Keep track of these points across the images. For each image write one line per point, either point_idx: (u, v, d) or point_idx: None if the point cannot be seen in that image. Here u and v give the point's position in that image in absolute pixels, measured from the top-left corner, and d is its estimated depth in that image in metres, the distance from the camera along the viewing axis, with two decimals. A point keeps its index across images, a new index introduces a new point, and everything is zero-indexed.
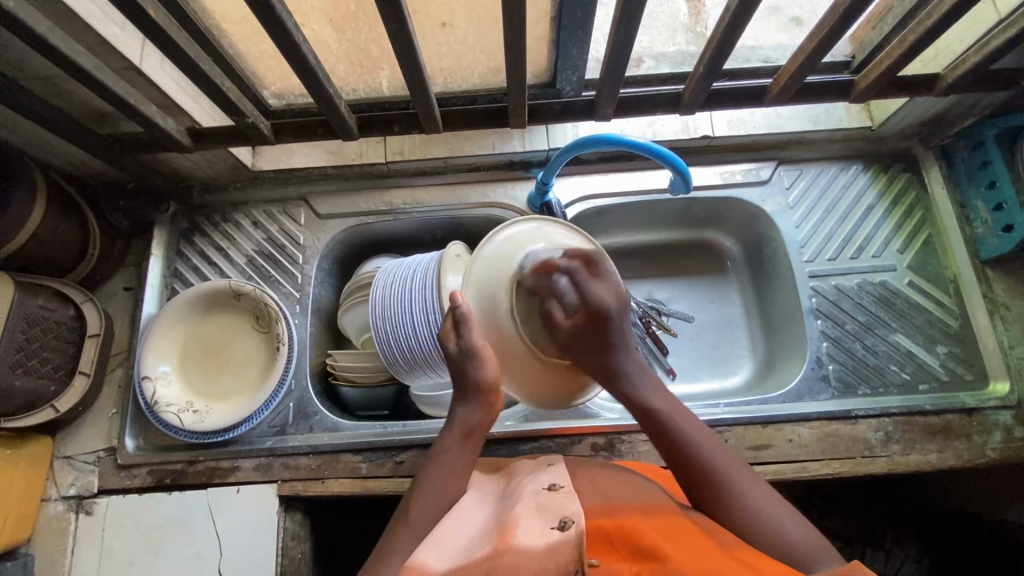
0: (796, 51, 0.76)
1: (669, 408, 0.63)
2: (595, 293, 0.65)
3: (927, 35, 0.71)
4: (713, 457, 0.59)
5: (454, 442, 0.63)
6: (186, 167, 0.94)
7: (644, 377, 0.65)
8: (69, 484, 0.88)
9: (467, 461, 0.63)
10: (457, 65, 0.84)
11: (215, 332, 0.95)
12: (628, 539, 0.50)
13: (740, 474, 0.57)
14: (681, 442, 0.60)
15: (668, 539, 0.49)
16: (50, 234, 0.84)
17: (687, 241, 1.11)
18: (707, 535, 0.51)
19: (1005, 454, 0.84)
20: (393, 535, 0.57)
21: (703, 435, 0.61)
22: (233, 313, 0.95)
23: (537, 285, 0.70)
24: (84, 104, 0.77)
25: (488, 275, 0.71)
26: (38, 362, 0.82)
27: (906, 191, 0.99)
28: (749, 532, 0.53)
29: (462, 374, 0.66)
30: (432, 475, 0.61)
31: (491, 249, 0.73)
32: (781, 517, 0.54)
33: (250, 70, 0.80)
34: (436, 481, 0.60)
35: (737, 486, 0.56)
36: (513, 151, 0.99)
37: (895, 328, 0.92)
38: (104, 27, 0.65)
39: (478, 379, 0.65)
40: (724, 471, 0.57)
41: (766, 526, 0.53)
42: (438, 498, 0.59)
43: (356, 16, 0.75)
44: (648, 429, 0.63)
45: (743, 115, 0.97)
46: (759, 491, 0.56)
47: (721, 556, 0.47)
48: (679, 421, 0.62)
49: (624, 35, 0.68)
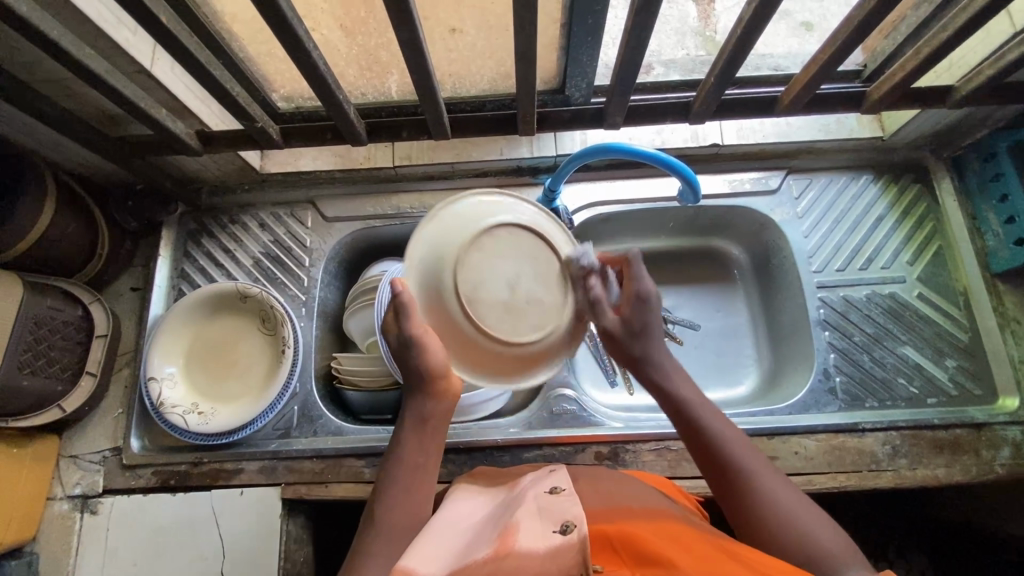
0: (808, 62, 0.75)
1: (700, 401, 0.63)
2: (641, 286, 0.66)
3: (942, 48, 0.70)
4: (745, 459, 0.58)
5: (408, 436, 0.62)
6: (194, 168, 0.95)
7: (677, 373, 0.65)
8: (74, 483, 0.89)
9: (429, 457, 0.62)
10: (467, 70, 0.84)
11: (212, 331, 0.94)
12: (628, 542, 0.49)
13: (775, 482, 0.56)
14: (711, 438, 0.60)
15: (669, 543, 0.49)
16: (59, 234, 0.84)
17: (693, 248, 1.11)
18: (708, 538, 0.50)
19: (1013, 470, 0.83)
20: (365, 536, 0.57)
21: (734, 438, 0.60)
22: (230, 313, 0.95)
23: (494, 261, 0.60)
24: (94, 106, 0.78)
25: (438, 240, 0.61)
26: (46, 362, 0.82)
27: (917, 202, 0.98)
28: (777, 531, 0.53)
29: (405, 361, 0.62)
30: (399, 478, 0.60)
31: (449, 212, 0.63)
32: (804, 516, 0.53)
33: (260, 74, 0.80)
34: (403, 485, 0.60)
35: (768, 493, 0.55)
36: (520, 157, 0.99)
37: (904, 341, 0.92)
38: (115, 32, 0.66)
39: (421, 364, 0.61)
40: (756, 474, 0.57)
41: (802, 533, 0.52)
42: (405, 496, 0.59)
43: (366, 21, 0.75)
44: (677, 424, 0.63)
45: (753, 124, 0.96)
46: (792, 497, 0.55)
47: (721, 559, 0.46)
48: (708, 416, 0.62)
49: (635, 45, 0.67)
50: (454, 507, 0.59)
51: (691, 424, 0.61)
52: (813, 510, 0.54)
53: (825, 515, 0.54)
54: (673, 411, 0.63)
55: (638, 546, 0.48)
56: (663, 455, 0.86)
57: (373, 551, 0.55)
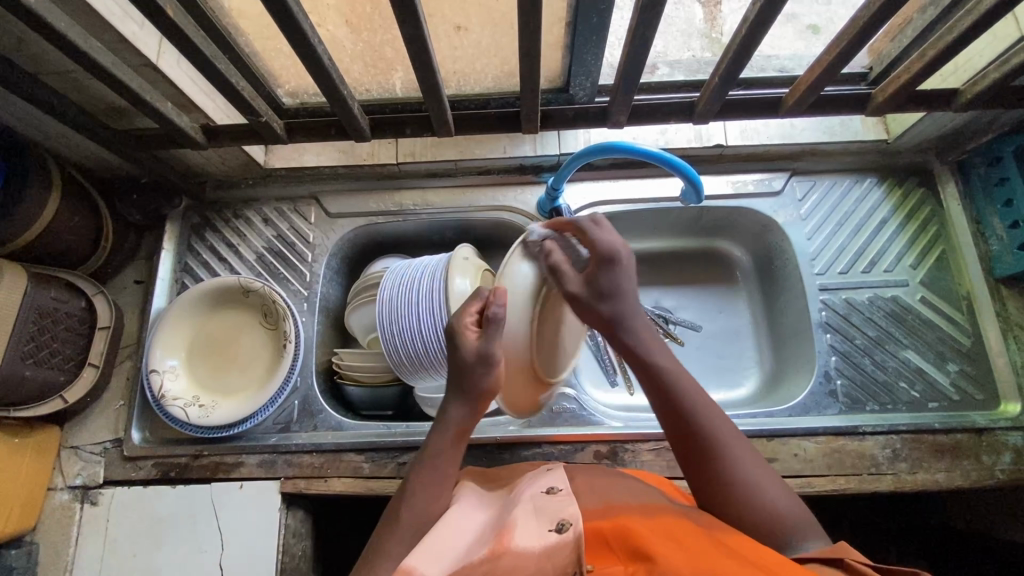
0: (813, 63, 0.75)
1: (678, 374, 0.62)
2: (602, 241, 0.64)
3: (948, 51, 0.69)
4: (716, 424, 0.59)
5: (446, 444, 0.63)
6: (199, 162, 0.95)
7: (652, 342, 0.64)
8: (75, 473, 0.89)
9: (456, 464, 0.64)
10: (471, 68, 0.84)
11: (219, 325, 0.95)
12: (624, 538, 0.49)
13: (740, 451, 0.58)
14: (687, 408, 0.60)
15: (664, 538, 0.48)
16: (64, 226, 0.85)
17: (695, 249, 1.10)
18: (704, 532, 0.50)
19: (1014, 476, 0.82)
20: (380, 539, 0.57)
21: (706, 408, 0.60)
22: (239, 307, 0.96)
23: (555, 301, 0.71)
24: (100, 99, 0.78)
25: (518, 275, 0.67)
26: (48, 353, 0.83)
27: (921, 206, 0.98)
28: (745, 507, 0.55)
29: (468, 377, 0.64)
30: (425, 480, 0.61)
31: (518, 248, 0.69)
32: (773, 494, 0.55)
33: (266, 69, 0.81)
34: (429, 486, 0.61)
35: (734, 462, 0.57)
36: (523, 156, 1.00)
37: (906, 344, 0.91)
38: (122, 25, 0.66)
39: (483, 382, 0.64)
40: (724, 442, 0.58)
41: (763, 499, 0.55)
42: (428, 497, 0.60)
43: (371, 17, 0.75)
44: (653, 394, 0.62)
45: (756, 126, 0.96)
46: (754, 464, 0.57)
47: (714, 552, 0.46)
48: (687, 388, 0.61)
49: (639, 44, 0.67)
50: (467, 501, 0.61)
51: (670, 394, 0.61)
52: (781, 488, 0.56)
53: (791, 492, 0.57)
54: (650, 381, 0.62)
55: (633, 541, 0.48)
56: (663, 456, 0.86)
57: (385, 554, 0.55)
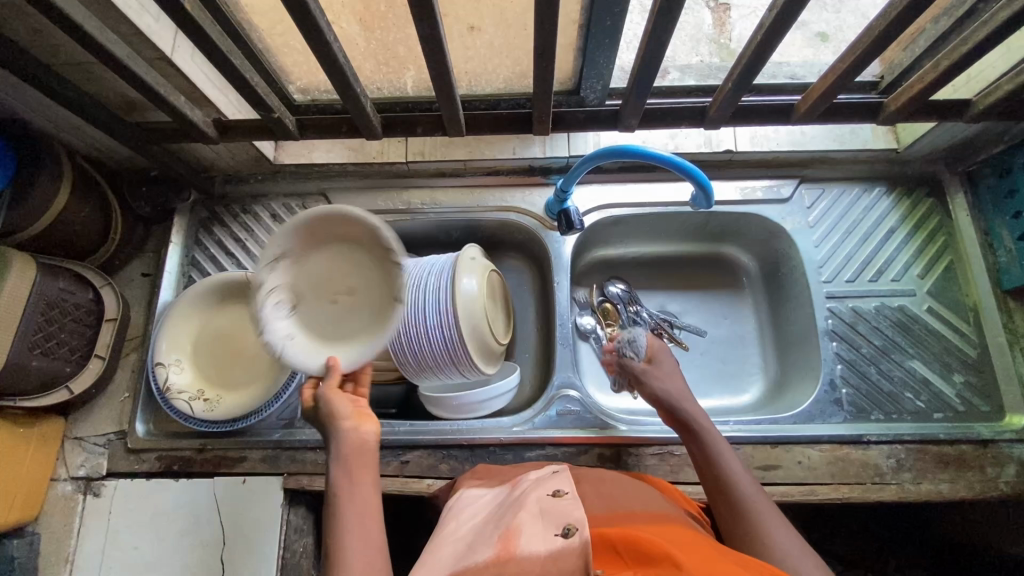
0: (827, 71, 0.75)
1: (728, 458, 0.66)
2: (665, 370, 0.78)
3: (962, 61, 0.69)
4: (752, 497, 0.61)
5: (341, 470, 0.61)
6: (209, 156, 0.96)
7: (717, 440, 0.69)
8: (77, 465, 0.90)
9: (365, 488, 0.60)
10: (482, 68, 0.85)
11: (223, 321, 0.94)
12: (628, 541, 0.48)
13: (773, 514, 0.59)
14: (725, 483, 0.63)
15: (667, 543, 0.48)
16: (73, 218, 0.85)
17: (702, 255, 1.11)
18: (708, 542, 0.50)
19: (1019, 488, 0.82)
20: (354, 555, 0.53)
21: (743, 472, 0.64)
22: (245, 303, 0.95)
23: None
24: (114, 92, 0.78)
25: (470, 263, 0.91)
26: (56, 344, 0.83)
27: (929, 216, 0.97)
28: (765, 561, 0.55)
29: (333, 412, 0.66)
30: (346, 496, 0.58)
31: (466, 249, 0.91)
32: (793, 554, 0.54)
33: (278, 65, 0.81)
34: (363, 503, 0.58)
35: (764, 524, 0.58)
36: (532, 157, 1.00)
37: (911, 354, 0.91)
38: (139, 18, 0.66)
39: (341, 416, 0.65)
40: (758, 506, 0.60)
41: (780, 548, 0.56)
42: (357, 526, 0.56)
43: (385, 16, 0.75)
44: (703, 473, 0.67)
45: (766, 132, 0.96)
46: (784, 527, 0.58)
47: (720, 560, 0.45)
48: (732, 468, 0.65)
49: (654, 47, 0.67)
50: (452, 517, 0.62)
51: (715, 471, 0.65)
52: (805, 551, 0.55)
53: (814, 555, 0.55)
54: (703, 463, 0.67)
55: (638, 545, 0.47)
56: (666, 460, 0.86)
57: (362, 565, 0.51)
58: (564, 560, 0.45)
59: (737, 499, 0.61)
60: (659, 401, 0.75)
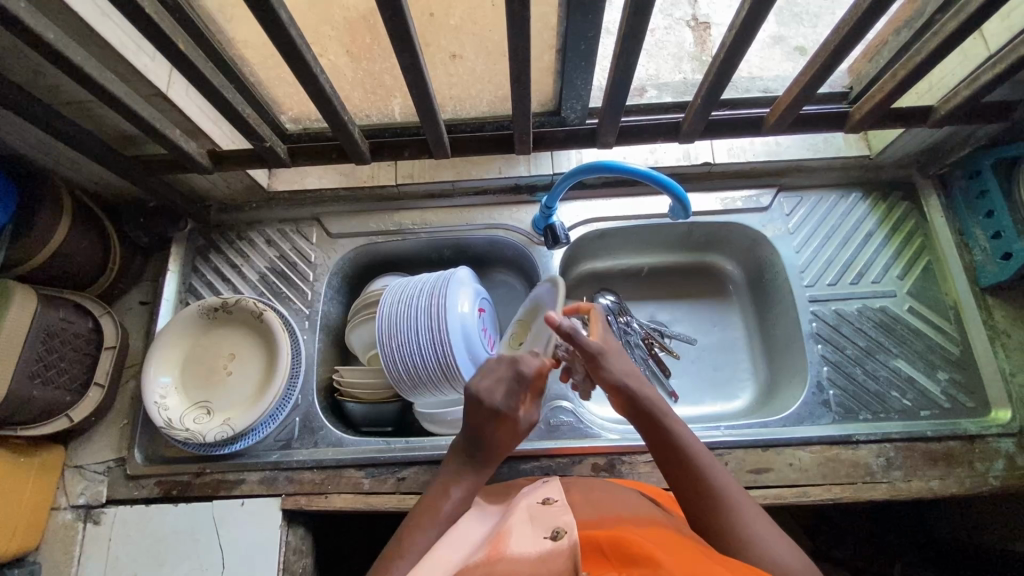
0: (792, 83, 0.78)
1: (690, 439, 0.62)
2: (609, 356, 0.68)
3: (917, 71, 0.73)
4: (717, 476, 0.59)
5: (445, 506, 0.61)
6: (205, 186, 0.99)
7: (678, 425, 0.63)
8: (78, 493, 0.90)
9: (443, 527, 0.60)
10: (467, 94, 0.88)
11: (194, 361, 0.94)
12: (617, 543, 0.49)
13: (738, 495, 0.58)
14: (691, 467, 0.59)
15: (654, 545, 0.49)
16: (72, 249, 0.88)
17: (689, 265, 1.13)
18: (695, 544, 0.51)
19: (1008, 482, 0.83)
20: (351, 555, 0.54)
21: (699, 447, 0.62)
22: (209, 339, 0.96)
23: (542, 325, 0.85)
24: (111, 127, 0.82)
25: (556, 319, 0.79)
26: (56, 372, 0.85)
27: (905, 218, 1.00)
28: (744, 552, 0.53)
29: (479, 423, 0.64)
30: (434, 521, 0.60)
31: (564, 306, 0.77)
32: (765, 535, 0.54)
33: (270, 97, 0.85)
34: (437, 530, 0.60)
35: (738, 508, 0.56)
36: (518, 176, 1.03)
37: (895, 353, 0.93)
38: (135, 58, 0.70)
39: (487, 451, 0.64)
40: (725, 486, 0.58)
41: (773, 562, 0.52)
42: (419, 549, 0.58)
43: (371, 48, 0.79)
44: (665, 460, 0.61)
45: (743, 144, 1.00)
46: (756, 513, 0.56)
47: (705, 559, 0.47)
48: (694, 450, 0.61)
49: (624, 68, 0.70)
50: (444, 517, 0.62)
51: (679, 457, 0.61)
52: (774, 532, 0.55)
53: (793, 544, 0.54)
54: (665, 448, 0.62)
55: (624, 546, 0.49)
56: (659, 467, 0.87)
57: None
58: (554, 561, 0.46)
59: (711, 491, 0.58)
60: (616, 385, 0.66)
